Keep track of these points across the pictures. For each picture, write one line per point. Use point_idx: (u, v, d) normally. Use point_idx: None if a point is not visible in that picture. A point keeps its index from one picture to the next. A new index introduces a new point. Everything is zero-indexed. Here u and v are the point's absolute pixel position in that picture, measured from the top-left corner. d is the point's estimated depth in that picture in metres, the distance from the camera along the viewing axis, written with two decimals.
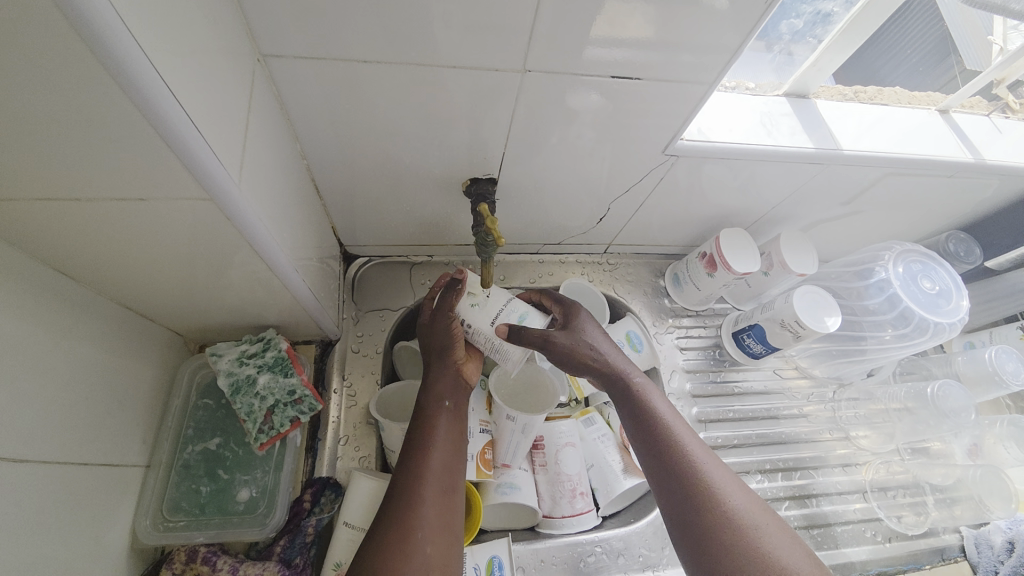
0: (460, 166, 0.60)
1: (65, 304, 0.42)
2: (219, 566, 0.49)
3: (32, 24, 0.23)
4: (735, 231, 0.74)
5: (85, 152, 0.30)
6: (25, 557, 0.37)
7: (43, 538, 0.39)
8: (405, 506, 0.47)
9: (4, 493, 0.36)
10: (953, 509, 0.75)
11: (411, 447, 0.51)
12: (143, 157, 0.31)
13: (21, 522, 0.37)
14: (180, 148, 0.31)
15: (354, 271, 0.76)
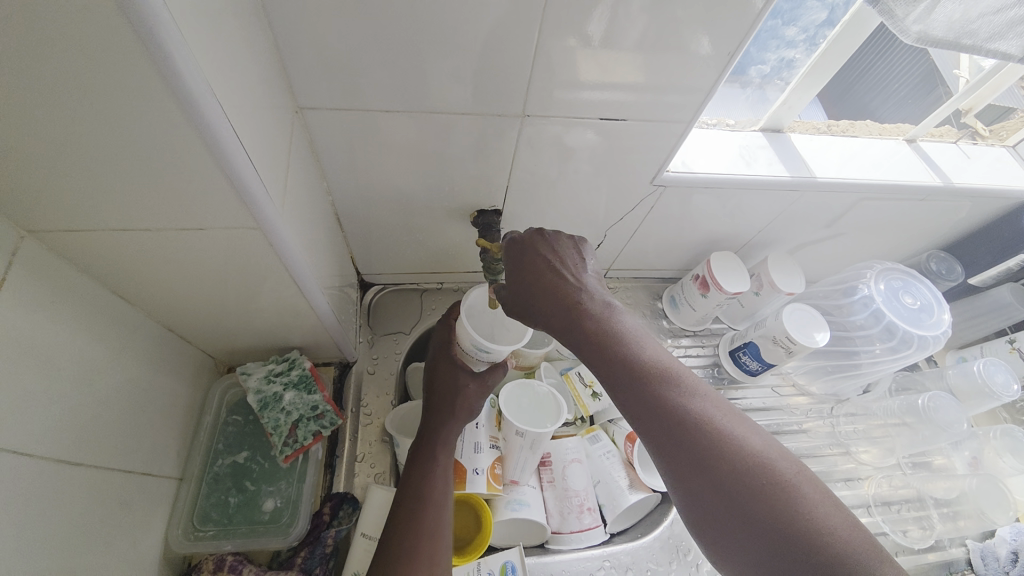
0: (467, 199, 0.66)
1: (122, 324, 0.48)
2: (245, 573, 0.52)
3: (139, 87, 0.29)
4: (724, 254, 0.79)
5: (164, 186, 0.36)
6: (71, 551, 0.40)
7: (87, 536, 0.42)
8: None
9: (59, 490, 0.40)
10: (957, 522, 0.76)
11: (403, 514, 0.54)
12: (208, 191, 0.37)
13: (70, 518, 0.41)
14: (238, 181, 0.37)
15: (369, 298, 0.81)
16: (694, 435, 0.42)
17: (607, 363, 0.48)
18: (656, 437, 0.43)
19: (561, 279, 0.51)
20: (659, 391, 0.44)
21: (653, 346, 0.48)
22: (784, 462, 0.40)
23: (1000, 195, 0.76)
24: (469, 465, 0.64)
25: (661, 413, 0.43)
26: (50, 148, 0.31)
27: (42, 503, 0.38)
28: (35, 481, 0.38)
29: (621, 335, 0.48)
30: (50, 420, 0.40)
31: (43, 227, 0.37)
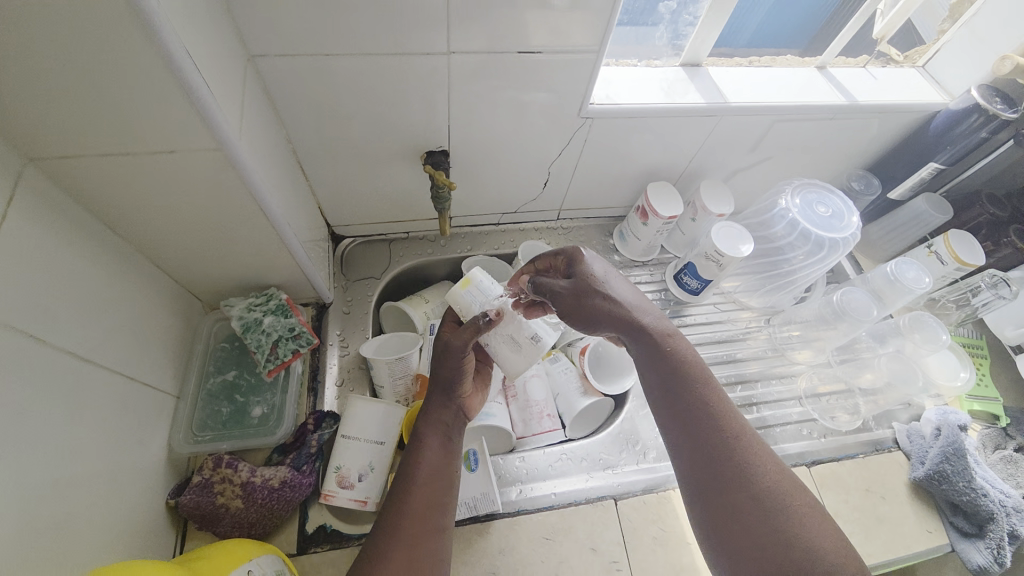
0: (415, 141, 0.73)
1: (112, 253, 0.55)
2: (240, 468, 0.60)
3: (99, 10, 0.35)
4: (660, 183, 0.87)
5: (136, 108, 0.43)
6: (71, 439, 0.47)
7: (88, 429, 0.49)
8: (386, 541, 0.52)
9: (62, 383, 0.47)
10: (877, 399, 0.85)
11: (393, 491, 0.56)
12: (173, 111, 0.44)
13: (72, 411, 0.47)
14: (197, 103, 0.43)
15: (342, 249, 0.89)
16: (735, 472, 0.55)
17: (676, 402, 0.60)
18: (704, 469, 0.57)
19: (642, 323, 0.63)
20: (716, 434, 0.57)
21: (714, 400, 0.60)
22: (800, 507, 0.53)
23: (905, 109, 0.83)
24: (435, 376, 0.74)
25: (711, 452, 0.57)
26: (36, 74, 0.38)
27: (47, 391, 0.45)
28: (40, 371, 0.45)
29: (691, 367, 0.61)
30: (53, 324, 0.47)
31: (41, 155, 0.44)
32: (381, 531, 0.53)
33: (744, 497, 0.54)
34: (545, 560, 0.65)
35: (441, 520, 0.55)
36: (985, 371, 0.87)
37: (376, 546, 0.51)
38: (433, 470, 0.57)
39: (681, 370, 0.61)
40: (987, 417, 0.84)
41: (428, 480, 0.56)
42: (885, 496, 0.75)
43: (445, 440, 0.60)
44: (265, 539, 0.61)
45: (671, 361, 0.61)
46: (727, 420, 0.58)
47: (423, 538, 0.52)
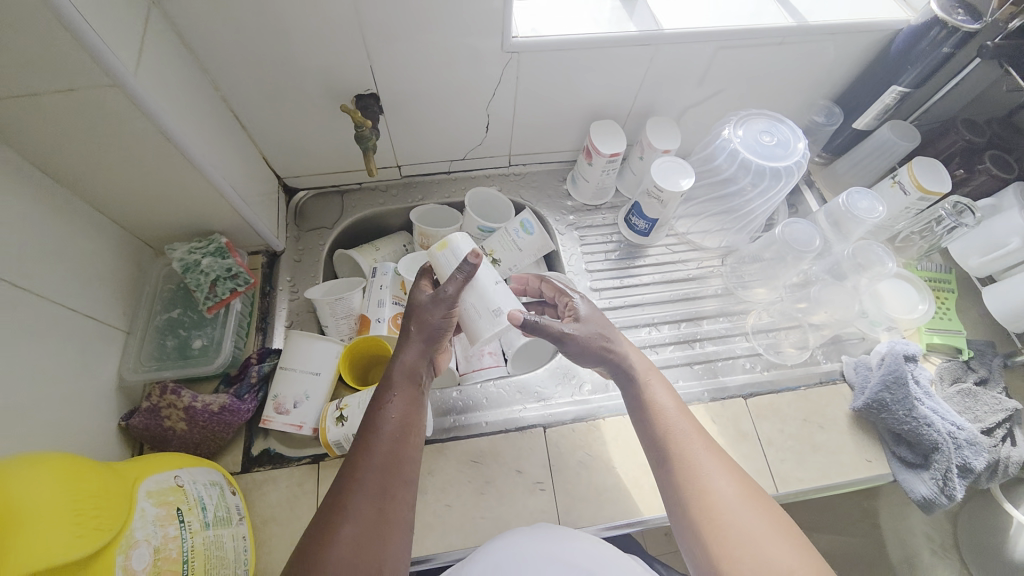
0: (340, 84, 0.73)
1: (49, 194, 0.59)
2: (183, 395, 0.65)
3: None
4: (605, 121, 0.86)
5: (22, 45, 0.45)
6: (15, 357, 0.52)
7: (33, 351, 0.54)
8: (328, 514, 0.50)
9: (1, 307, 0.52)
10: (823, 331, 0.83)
11: (348, 465, 0.53)
12: (58, 47, 0.46)
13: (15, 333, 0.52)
14: (76, 35, 0.45)
15: (297, 202, 0.92)
16: (703, 513, 0.52)
17: (653, 440, 0.58)
18: (678, 510, 0.54)
19: (609, 354, 0.62)
20: (686, 472, 0.54)
21: (688, 435, 0.56)
22: (775, 553, 0.48)
23: (864, 28, 0.77)
24: (373, 315, 0.77)
25: (682, 492, 0.54)
26: None
27: None
28: None
29: (665, 408, 0.59)
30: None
31: None
32: (331, 507, 0.51)
33: (714, 540, 0.50)
34: (472, 480, 0.68)
35: (400, 494, 0.52)
36: (949, 306, 0.83)
37: (324, 522, 0.50)
38: (391, 433, 0.55)
39: (658, 405, 0.59)
40: (950, 350, 0.80)
41: (388, 453, 0.54)
42: (824, 426, 0.75)
43: (414, 407, 0.58)
44: (211, 459, 0.66)
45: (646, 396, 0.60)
46: (702, 457, 0.55)
47: (371, 521, 0.50)
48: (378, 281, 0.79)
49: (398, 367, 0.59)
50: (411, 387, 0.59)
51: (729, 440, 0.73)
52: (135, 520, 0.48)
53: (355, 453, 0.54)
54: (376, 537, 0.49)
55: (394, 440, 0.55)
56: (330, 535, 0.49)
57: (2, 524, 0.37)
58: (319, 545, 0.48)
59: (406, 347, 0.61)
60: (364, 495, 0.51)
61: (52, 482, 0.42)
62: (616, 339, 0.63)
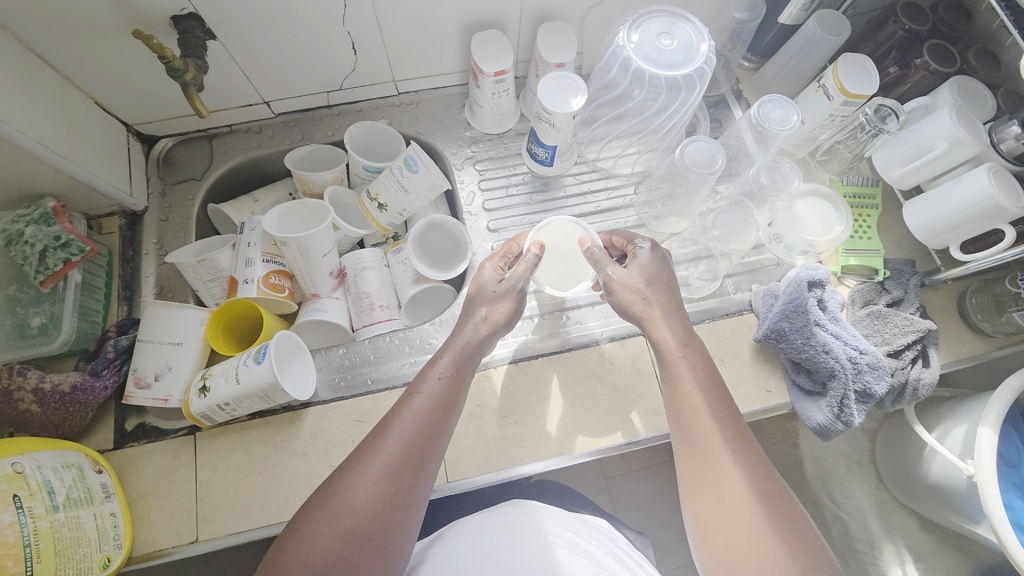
0: (148, 5, 0.61)
1: None
2: (29, 375, 0.60)
3: None
4: (488, 32, 0.73)
5: None
6: None
7: None
8: (347, 468, 0.51)
9: None
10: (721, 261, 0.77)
11: (376, 428, 0.54)
12: None
13: None
14: None
15: (160, 152, 0.82)
16: (715, 472, 0.52)
17: (675, 400, 0.58)
18: (688, 468, 0.55)
19: (656, 334, 0.60)
20: (704, 434, 0.54)
21: (718, 400, 0.56)
22: (776, 522, 0.49)
23: None
24: (241, 276, 0.70)
25: (699, 452, 0.54)
26: None
27: None
28: None
29: (692, 376, 0.57)
30: None
31: None
32: (348, 464, 0.52)
33: (720, 502, 0.51)
34: (355, 440, 0.66)
35: (421, 469, 0.53)
36: (870, 223, 0.77)
37: (337, 477, 0.51)
38: (433, 400, 0.56)
39: (682, 369, 0.58)
40: (866, 271, 0.75)
41: (419, 423, 0.54)
42: (725, 360, 0.72)
43: (456, 385, 0.58)
44: (77, 439, 0.64)
45: (672, 361, 0.59)
46: (726, 422, 0.55)
47: (384, 489, 0.50)
48: (246, 238, 0.72)
49: (447, 342, 0.61)
50: (459, 363, 0.60)
51: (624, 381, 0.70)
52: None
53: (395, 410, 0.56)
54: (385, 508, 0.49)
55: (422, 412, 0.55)
56: (348, 480, 0.50)
57: None
58: (329, 498, 0.49)
59: (468, 323, 0.63)
60: (386, 463, 0.51)
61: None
62: (672, 314, 0.61)
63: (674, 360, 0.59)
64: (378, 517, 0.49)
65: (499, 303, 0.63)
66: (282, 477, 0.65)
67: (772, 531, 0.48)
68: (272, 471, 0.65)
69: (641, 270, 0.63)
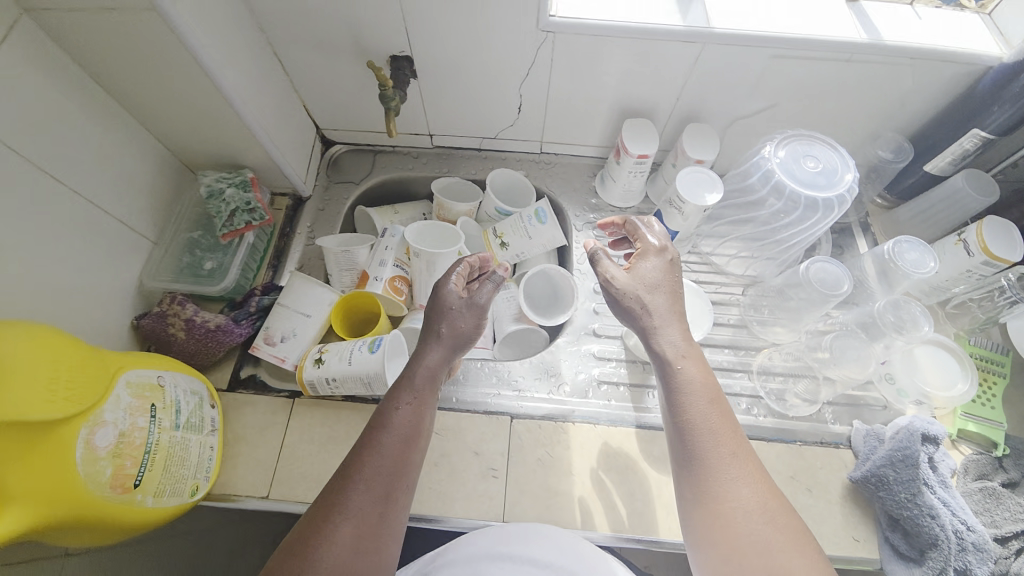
0: (377, 44, 0.74)
1: (99, 110, 0.65)
2: (187, 307, 0.70)
3: None
4: (639, 121, 0.81)
5: None
6: (42, 250, 0.58)
7: (60, 248, 0.60)
8: (324, 513, 0.49)
9: (39, 205, 0.57)
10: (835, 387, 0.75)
11: (344, 464, 0.53)
12: None
13: (47, 229, 0.58)
14: None
15: (332, 154, 0.96)
16: (734, 517, 0.47)
17: (682, 432, 0.53)
18: (698, 523, 0.49)
19: (652, 334, 0.59)
20: (715, 469, 0.50)
21: (725, 424, 0.52)
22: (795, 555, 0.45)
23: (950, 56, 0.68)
24: (373, 273, 0.79)
25: (710, 495, 0.49)
26: None
27: (22, 207, 0.56)
28: (16, 189, 0.55)
29: (699, 398, 0.54)
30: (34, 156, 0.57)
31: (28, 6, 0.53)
32: (321, 507, 0.50)
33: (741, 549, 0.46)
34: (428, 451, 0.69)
35: (399, 490, 0.52)
36: (995, 391, 0.73)
37: (316, 522, 0.49)
38: (401, 432, 0.55)
39: (687, 391, 0.54)
40: (984, 442, 0.71)
41: (397, 445, 0.54)
42: (811, 489, 0.69)
43: (422, 402, 0.58)
44: (204, 371, 0.73)
45: (675, 373, 0.56)
46: (738, 450, 0.51)
47: (365, 525, 0.49)
48: (384, 242, 0.81)
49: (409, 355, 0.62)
50: (408, 380, 0.60)
51: None
52: (108, 404, 0.51)
53: (359, 450, 0.54)
54: (373, 540, 0.49)
55: (397, 444, 0.54)
56: (329, 527, 0.48)
57: None
58: (313, 543, 0.48)
59: (427, 346, 0.62)
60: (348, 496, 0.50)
61: (43, 348, 0.46)
62: (663, 326, 0.59)
63: (675, 371, 0.56)
64: (367, 548, 0.49)
65: (460, 319, 0.64)
66: None
67: (794, 553, 0.45)
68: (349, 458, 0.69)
69: (646, 268, 0.62)
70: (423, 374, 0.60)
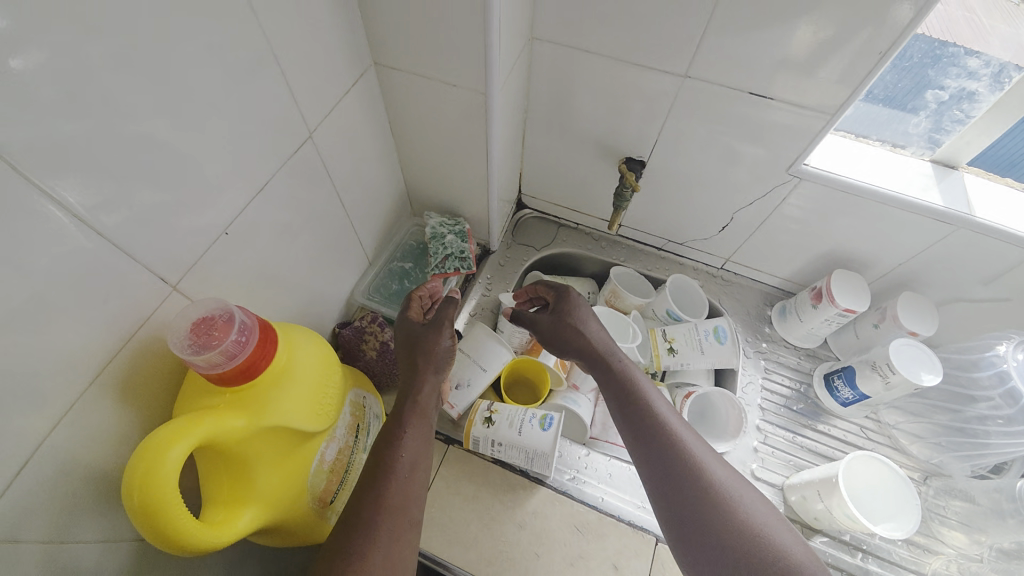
0: (619, 144, 0.79)
1: (378, 147, 0.73)
2: (385, 330, 0.76)
3: None
4: (851, 273, 0.79)
5: (449, 49, 0.57)
6: (304, 258, 0.64)
7: (314, 258, 0.67)
8: (360, 530, 0.52)
9: (317, 220, 0.64)
10: None
11: (368, 487, 0.55)
12: (467, 57, 0.57)
13: (313, 242, 0.65)
14: (488, 56, 0.55)
15: (519, 216, 1.02)
16: (756, 541, 0.51)
17: (646, 432, 0.61)
18: (715, 547, 0.52)
19: (583, 327, 0.71)
20: (707, 479, 0.56)
21: (700, 447, 0.59)
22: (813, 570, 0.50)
23: None
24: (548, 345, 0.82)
25: (722, 514, 0.53)
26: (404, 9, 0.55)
27: (308, 221, 0.63)
28: (311, 205, 0.62)
29: (653, 407, 0.63)
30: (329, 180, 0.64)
31: (381, 62, 0.63)
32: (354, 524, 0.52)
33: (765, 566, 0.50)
34: (566, 547, 0.67)
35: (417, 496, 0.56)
36: None
37: (354, 534, 0.51)
38: (411, 450, 0.59)
39: (657, 399, 0.63)
40: None
41: (414, 456, 0.59)
42: None
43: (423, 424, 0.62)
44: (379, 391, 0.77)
45: (622, 369, 0.67)
46: (705, 455, 0.58)
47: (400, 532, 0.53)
48: None
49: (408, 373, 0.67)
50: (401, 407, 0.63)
51: None
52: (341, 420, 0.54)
53: (371, 481, 0.55)
54: (398, 542, 0.52)
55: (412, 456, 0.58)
56: (366, 542, 0.51)
57: (283, 377, 0.45)
58: (353, 558, 0.50)
59: (423, 382, 0.65)
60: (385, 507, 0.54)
61: (314, 355, 0.50)
62: (587, 323, 0.71)
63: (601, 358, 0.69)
64: (400, 548, 0.52)
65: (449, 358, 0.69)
66: (494, 538, 0.67)
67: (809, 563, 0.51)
68: (487, 528, 0.68)
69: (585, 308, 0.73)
70: (419, 404, 0.64)
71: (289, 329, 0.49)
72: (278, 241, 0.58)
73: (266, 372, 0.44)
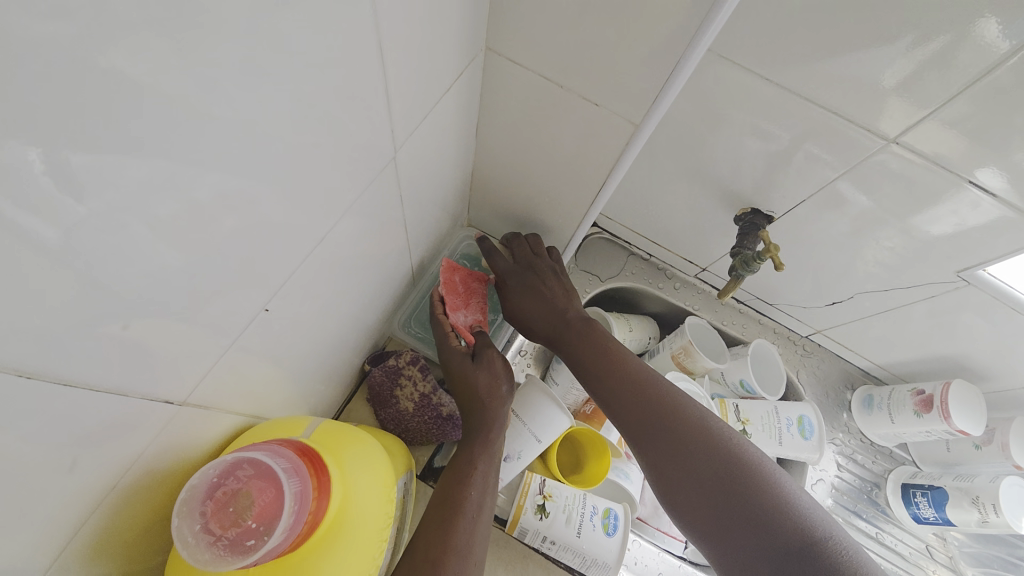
0: (750, 192, 0.63)
1: (454, 151, 0.55)
2: (427, 377, 0.62)
3: None
4: (970, 387, 0.70)
5: (612, 60, 0.42)
6: (344, 300, 0.48)
7: (354, 297, 0.50)
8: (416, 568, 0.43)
9: (366, 253, 0.47)
10: None
11: (438, 518, 0.48)
12: (634, 75, 0.43)
13: (356, 280, 0.48)
14: (667, 83, 0.41)
15: (585, 235, 0.86)
16: (727, 457, 0.49)
17: (615, 385, 0.57)
18: (693, 480, 0.49)
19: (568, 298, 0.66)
20: (679, 416, 0.53)
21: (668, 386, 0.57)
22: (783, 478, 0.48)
23: None
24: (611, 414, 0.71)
25: (691, 442, 0.51)
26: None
27: (359, 257, 0.46)
28: (366, 238, 0.45)
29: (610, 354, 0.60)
30: (393, 202, 0.47)
31: (498, 50, 0.47)
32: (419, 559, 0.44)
33: (741, 481, 0.47)
34: None
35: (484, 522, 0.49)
36: None
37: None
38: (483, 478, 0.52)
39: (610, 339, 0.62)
40: None
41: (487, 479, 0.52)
42: None
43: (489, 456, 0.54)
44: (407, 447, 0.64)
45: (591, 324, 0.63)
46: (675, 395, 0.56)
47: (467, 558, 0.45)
48: None
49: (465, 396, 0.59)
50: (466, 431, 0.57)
51: None
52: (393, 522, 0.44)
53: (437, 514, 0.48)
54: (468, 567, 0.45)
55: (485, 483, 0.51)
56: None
57: (341, 530, 0.33)
58: None
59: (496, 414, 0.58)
60: (451, 539, 0.46)
61: (375, 483, 0.37)
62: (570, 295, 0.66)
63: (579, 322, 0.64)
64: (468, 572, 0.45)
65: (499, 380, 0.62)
66: None
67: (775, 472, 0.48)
68: None
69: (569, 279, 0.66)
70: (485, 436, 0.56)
71: (345, 450, 0.37)
72: (321, 293, 0.41)
73: (326, 536, 0.32)
